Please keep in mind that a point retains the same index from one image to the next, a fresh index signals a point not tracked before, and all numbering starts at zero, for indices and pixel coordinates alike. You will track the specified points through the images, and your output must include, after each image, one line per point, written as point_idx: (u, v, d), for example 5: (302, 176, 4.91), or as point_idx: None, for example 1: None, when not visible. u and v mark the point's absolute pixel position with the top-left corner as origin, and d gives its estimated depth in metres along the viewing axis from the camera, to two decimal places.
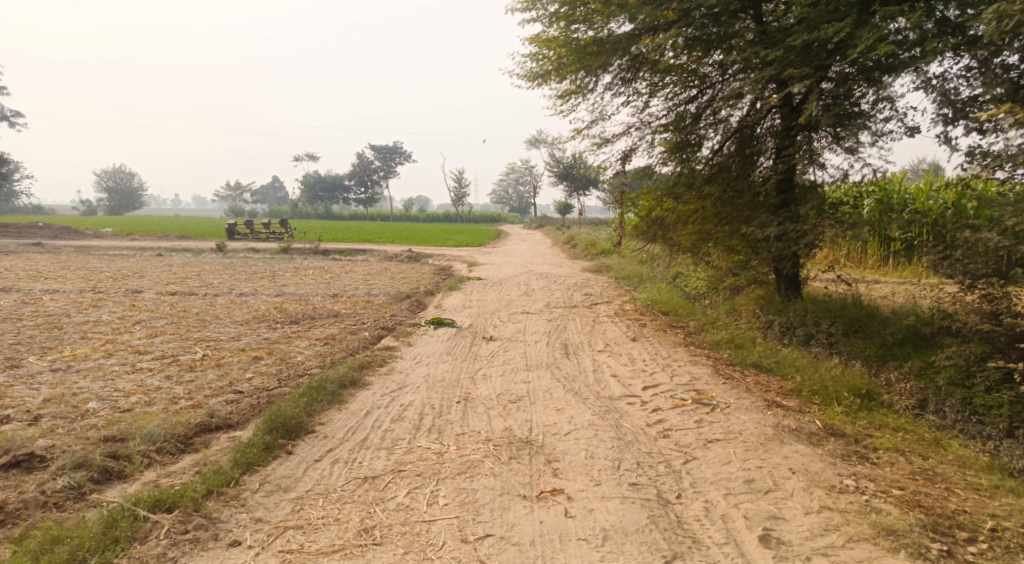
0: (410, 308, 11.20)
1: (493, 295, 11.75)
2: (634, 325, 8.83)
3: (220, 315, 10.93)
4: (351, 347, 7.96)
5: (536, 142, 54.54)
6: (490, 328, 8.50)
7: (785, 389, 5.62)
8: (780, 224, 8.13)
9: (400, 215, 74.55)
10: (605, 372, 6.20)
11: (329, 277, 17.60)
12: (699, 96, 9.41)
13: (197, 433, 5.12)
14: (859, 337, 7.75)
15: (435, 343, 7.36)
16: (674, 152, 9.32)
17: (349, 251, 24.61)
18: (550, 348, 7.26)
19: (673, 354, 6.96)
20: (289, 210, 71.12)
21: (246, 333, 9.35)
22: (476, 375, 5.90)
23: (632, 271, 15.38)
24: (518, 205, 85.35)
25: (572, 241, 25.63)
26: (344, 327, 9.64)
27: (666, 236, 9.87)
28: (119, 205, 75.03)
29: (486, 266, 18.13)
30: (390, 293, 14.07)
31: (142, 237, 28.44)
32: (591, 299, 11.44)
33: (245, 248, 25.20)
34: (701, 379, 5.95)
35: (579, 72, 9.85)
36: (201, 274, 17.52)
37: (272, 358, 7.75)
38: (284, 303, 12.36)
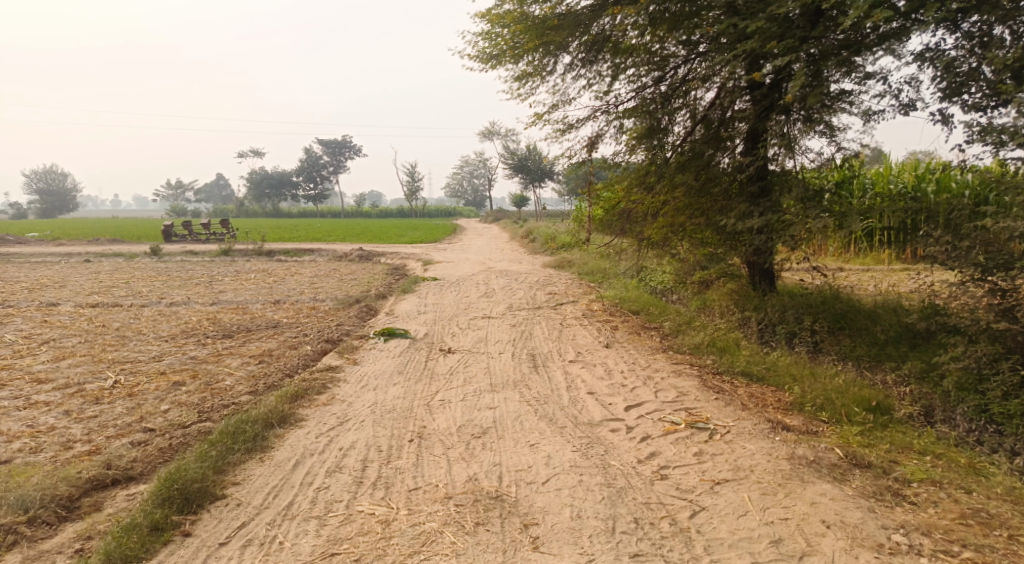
0: (359, 315, 10.23)
1: (450, 298, 10.86)
2: (606, 328, 8.12)
3: (143, 330, 9.72)
4: (290, 367, 6.98)
5: (490, 135, 53.61)
6: (448, 337, 7.65)
7: (783, 403, 4.98)
8: (761, 215, 7.51)
9: (352, 211, 72.52)
10: (580, 390, 5.44)
11: (273, 280, 16.36)
12: (664, 79, 8.76)
13: (86, 493, 4.13)
14: (845, 334, 7.23)
15: (385, 360, 6.48)
16: (641, 139, 8.60)
17: (295, 251, 23.25)
18: (516, 361, 6.47)
19: (652, 362, 6.25)
20: (235, 208, 68.22)
21: (170, 351, 8.24)
22: (432, 400, 5.05)
23: (596, 266, 14.73)
24: (474, 199, 84.32)
25: (530, 235, 24.92)
26: (284, 340, 8.62)
27: (635, 230, 9.18)
28: (49, 207, 70.66)
29: (443, 264, 17.22)
30: (338, 297, 13.00)
31: (69, 241, 26.31)
32: (555, 299, 10.70)
33: (183, 251, 23.53)
34: (689, 393, 5.26)
35: (536, 52, 9.05)
36: (129, 282, 16.01)
37: (197, 382, 6.71)
38: (219, 314, 11.18)
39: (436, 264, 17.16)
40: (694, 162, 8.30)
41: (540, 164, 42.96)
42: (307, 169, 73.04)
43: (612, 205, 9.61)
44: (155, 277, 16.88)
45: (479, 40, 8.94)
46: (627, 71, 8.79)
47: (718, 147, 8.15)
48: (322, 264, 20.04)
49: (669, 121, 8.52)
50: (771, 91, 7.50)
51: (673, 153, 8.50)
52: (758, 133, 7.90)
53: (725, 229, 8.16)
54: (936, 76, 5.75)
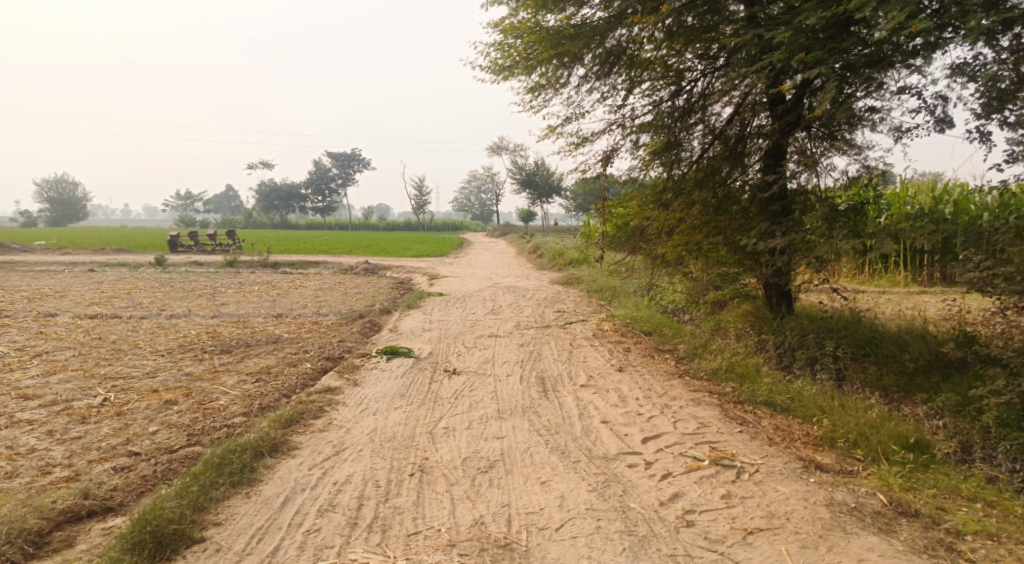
0: (362, 331, 9.94)
1: (456, 314, 10.56)
2: (618, 349, 7.79)
3: (140, 344, 9.45)
4: (287, 386, 6.68)
5: (498, 150, 53.64)
6: (453, 357, 7.34)
7: (813, 437, 4.62)
8: (783, 235, 7.17)
9: (359, 224, 72.55)
10: (593, 418, 5.12)
11: (276, 293, 16.11)
12: (681, 94, 8.53)
13: (59, 525, 3.83)
14: (870, 361, 6.86)
15: (387, 381, 6.16)
16: (657, 154, 8.34)
17: (301, 263, 23.04)
18: (525, 384, 6.14)
19: (669, 388, 5.91)
20: (243, 219, 68.37)
21: (165, 366, 7.97)
22: (436, 428, 4.73)
23: (605, 283, 14.42)
24: (481, 213, 84.41)
25: (538, 250, 24.65)
26: (284, 357, 8.32)
27: (649, 247, 8.87)
28: (59, 215, 71.05)
29: (449, 279, 16.95)
30: (342, 312, 12.72)
31: (74, 250, 26.21)
32: (564, 318, 10.39)
33: (188, 262, 23.37)
34: (711, 424, 4.91)
35: (549, 64, 8.82)
36: (131, 292, 15.79)
37: (190, 401, 6.42)
38: (219, 327, 10.91)
39: (442, 279, 16.89)
40: (713, 178, 8.03)
41: (547, 180, 42.86)
42: (315, 182, 73.25)
43: (625, 223, 9.31)
44: (157, 288, 16.67)
45: (491, 50, 8.70)
46: (642, 86, 8.57)
47: (738, 163, 7.90)
48: (327, 277, 19.80)
49: (687, 136, 8.28)
50: (793, 107, 7.24)
51: (690, 169, 8.24)
52: (778, 150, 7.62)
53: (744, 248, 7.86)
54: (975, 90, 5.45)
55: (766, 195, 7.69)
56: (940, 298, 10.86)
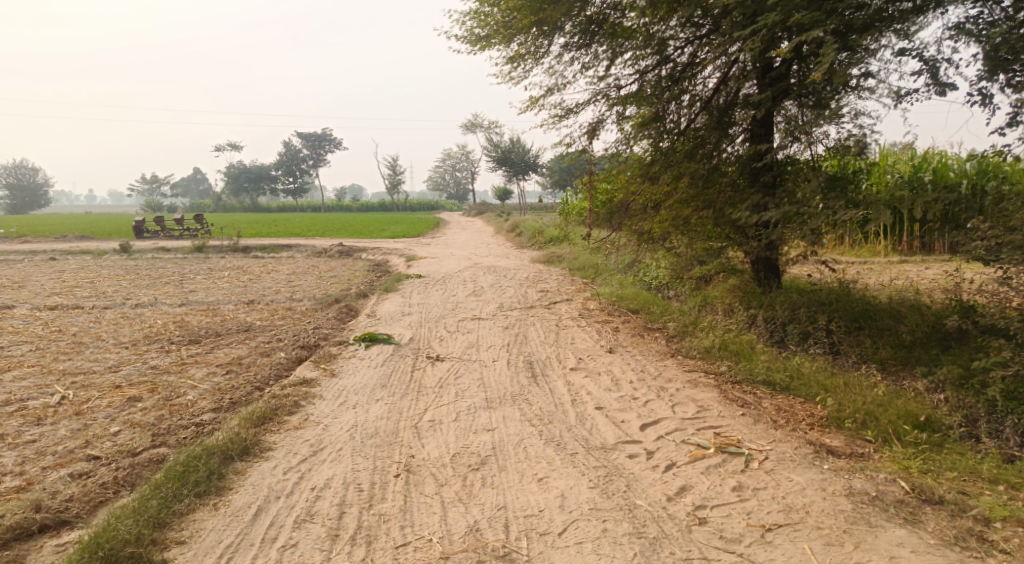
0: (339, 317, 9.54)
1: (436, 296, 10.22)
2: (607, 329, 7.54)
3: (102, 335, 8.94)
4: (261, 378, 6.31)
5: (472, 127, 52.86)
6: (436, 342, 7.02)
7: (818, 418, 4.41)
8: (777, 207, 6.90)
9: (333, 205, 71.28)
10: (587, 405, 4.85)
11: (247, 279, 15.55)
12: (663, 63, 8.21)
13: (7, 543, 3.46)
14: (865, 335, 6.71)
15: (367, 371, 5.82)
16: (642, 125, 7.98)
17: (273, 247, 22.40)
18: (513, 369, 5.84)
19: (663, 370, 5.67)
20: (212, 203, 66.62)
21: (129, 359, 7.51)
22: (421, 421, 4.41)
23: (587, 261, 14.16)
24: (456, 192, 83.57)
25: (516, 228, 24.32)
26: (256, 346, 7.91)
27: (634, 223, 8.56)
28: (18, 202, 68.55)
29: (427, 260, 16.55)
30: (317, 297, 12.28)
31: (34, 238, 25.14)
32: (548, 297, 10.10)
33: (154, 248, 22.54)
34: (711, 407, 4.68)
35: (528, 33, 8.40)
36: (94, 281, 15.10)
37: (155, 397, 6.02)
38: (187, 316, 10.41)
39: (420, 260, 16.49)
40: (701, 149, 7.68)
41: (523, 157, 42.39)
42: (286, 163, 71.59)
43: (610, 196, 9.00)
44: (122, 277, 15.99)
45: (467, 18, 8.27)
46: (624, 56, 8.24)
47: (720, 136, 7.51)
48: (301, 260, 19.25)
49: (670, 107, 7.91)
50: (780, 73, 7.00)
51: (677, 140, 7.87)
52: (767, 119, 7.37)
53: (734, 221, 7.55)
54: (979, 49, 5.22)
55: (757, 165, 7.39)
56: (923, 268, 10.83)
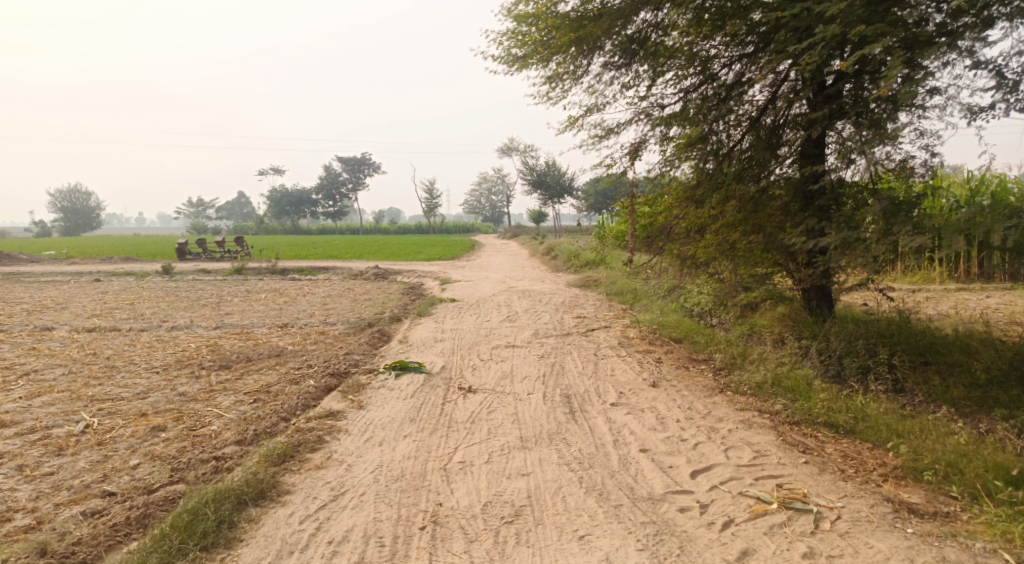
0: (370, 342, 9.35)
1: (469, 322, 9.96)
2: (648, 359, 7.14)
3: (135, 359, 8.91)
4: (287, 408, 6.10)
5: (508, 151, 53.17)
6: (468, 372, 6.72)
7: (893, 467, 3.94)
8: (837, 231, 6.40)
9: (370, 228, 72.29)
10: (630, 447, 4.48)
11: (283, 301, 15.58)
12: (707, 81, 7.92)
13: None
14: (933, 370, 6.17)
15: (396, 403, 5.54)
16: (686, 146, 7.64)
17: (310, 269, 22.57)
18: (549, 403, 5.50)
19: (712, 407, 5.25)
20: (254, 226, 68.24)
21: (159, 385, 7.42)
22: (451, 462, 4.11)
23: (625, 286, 13.76)
24: (492, 215, 84.15)
25: (551, 252, 24.07)
26: (285, 373, 7.73)
27: (678, 248, 8.19)
28: (73, 225, 71.52)
29: (460, 283, 16.36)
30: (350, 320, 12.15)
31: (82, 260, 25.92)
32: (585, 324, 9.74)
33: (195, 270, 22.95)
34: (769, 452, 4.25)
35: (566, 52, 8.19)
36: (134, 303, 15.31)
37: (180, 426, 5.85)
38: (220, 340, 10.35)
39: (454, 284, 16.32)
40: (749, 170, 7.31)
41: (558, 180, 42.30)
42: (326, 186, 73.05)
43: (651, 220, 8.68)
44: (162, 299, 16.20)
45: (505, 38, 8.10)
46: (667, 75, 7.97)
47: (769, 157, 7.13)
48: (336, 283, 19.29)
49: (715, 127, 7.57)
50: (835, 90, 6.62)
51: (724, 161, 7.50)
52: (820, 139, 6.97)
53: (785, 246, 7.12)
54: None
55: (810, 187, 6.97)
56: (985, 297, 10.14)
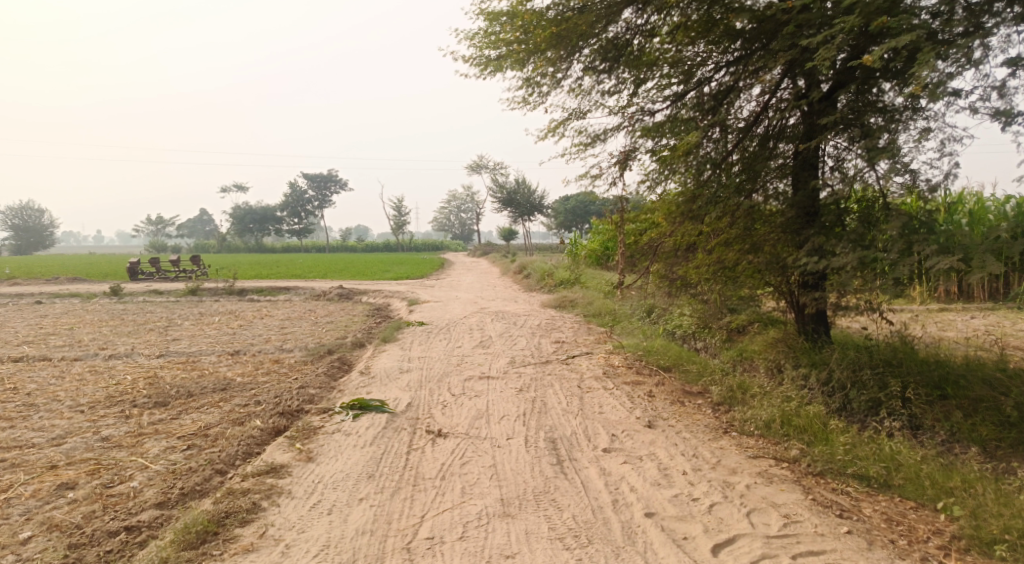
0: (329, 373, 8.46)
1: (439, 349, 9.14)
2: (639, 392, 6.46)
3: (57, 395, 7.83)
4: (226, 459, 5.22)
5: (478, 169, 52.76)
6: (437, 410, 5.94)
7: (953, 535, 3.45)
8: (847, 249, 5.76)
9: (337, 246, 70.73)
10: (633, 509, 3.76)
11: (237, 325, 14.50)
12: (692, 90, 7.37)
13: None
14: (951, 406, 5.80)
15: (353, 452, 4.73)
16: (674, 157, 7.05)
17: (270, 290, 21.41)
18: (533, 450, 4.76)
19: (720, 454, 4.59)
20: (216, 243, 66.05)
21: (79, 427, 6.41)
22: (417, 539, 3.37)
23: (601, 307, 13.15)
24: (462, 232, 83.59)
25: (522, 270, 23.44)
26: (230, 412, 6.82)
27: (669, 267, 7.59)
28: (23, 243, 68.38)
29: (429, 304, 15.56)
30: (309, 346, 11.20)
31: (23, 280, 24.21)
32: (564, 349, 9.05)
33: (145, 291, 21.57)
34: (800, 517, 3.65)
35: (544, 55, 7.54)
36: (72, 328, 14.02)
37: (93, 482, 4.91)
38: (160, 371, 9.31)
39: (422, 305, 15.51)
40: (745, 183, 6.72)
41: (529, 198, 41.85)
42: (291, 203, 71.39)
43: (637, 237, 8.09)
44: (105, 323, 14.93)
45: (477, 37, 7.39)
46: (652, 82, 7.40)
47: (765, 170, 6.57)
48: (297, 304, 18.22)
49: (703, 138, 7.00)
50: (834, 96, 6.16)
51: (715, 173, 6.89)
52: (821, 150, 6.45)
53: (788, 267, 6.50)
54: None
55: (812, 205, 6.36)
56: (973, 318, 9.84)
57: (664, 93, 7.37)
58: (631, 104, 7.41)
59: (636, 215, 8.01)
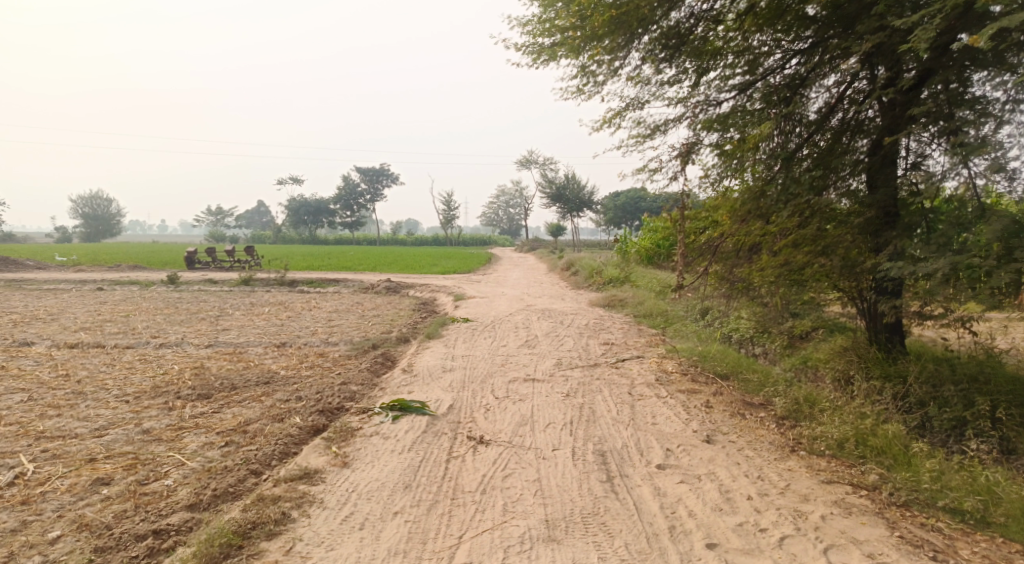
0: (371, 370, 8.32)
1: (483, 347, 8.88)
2: (695, 403, 6.03)
3: (107, 384, 7.93)
4: (261, 459, 5.08)
5: (528, 164, 52.44)
6: (480, 414, 5.66)
7: None
8: (937, 254, 5.18)
9: (386, 239, 71.66)
10: (692, 539, 3.39)
11: (286, 317, 14.62)
12: (758, 82, 6.88)
13: None
14: None
15: (391, 458, 4.50)
16: (739, 152, 6.58)
17: (319, 282, 21.64)
18: (580, 464, 4.42)
19: (788, 477, 4.15)
20: (271, 235, 67.84)
21: (123, 418, 6.42)
22: None
23: (653, 306, 12.66)
24: (509, 226, 83.77)
25: (570, 266, 23.04)
26: (270, 407, 6.72)
27: (730, 268, 7.12)
28: (93, 232, 71.94)
29: (476, 300, 15.36)
30: (353, 341, 11.13)
31: (89, 268, 25.26)
32: (613, 351, 8.66)
33: (201, 281, 22.15)
34: (887, 556, 3.22)
35: (599, 44, 7.16)
36: (129, 316, 14.42)
37: (129, 478, 4.84)
38: (207, 362, 9.37)
39: (469, 300, 15.32)
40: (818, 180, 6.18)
41: (578, 194, 41.26)
42: (343, 197, 72.66)
43: (696, 237, 7.63)
44: (160, 312, 15.32)
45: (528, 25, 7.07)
46: (715, 73, 6.95)
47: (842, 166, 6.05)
48: (345, 296, 18.33)
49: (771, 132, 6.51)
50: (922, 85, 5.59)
51: (785, 169, 6.38)
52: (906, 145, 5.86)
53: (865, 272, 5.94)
54: None
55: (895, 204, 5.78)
56: None
57: (728, 85, 6.92)
58: (692, 96, 6.97)
59: (695, 215, 7.55)
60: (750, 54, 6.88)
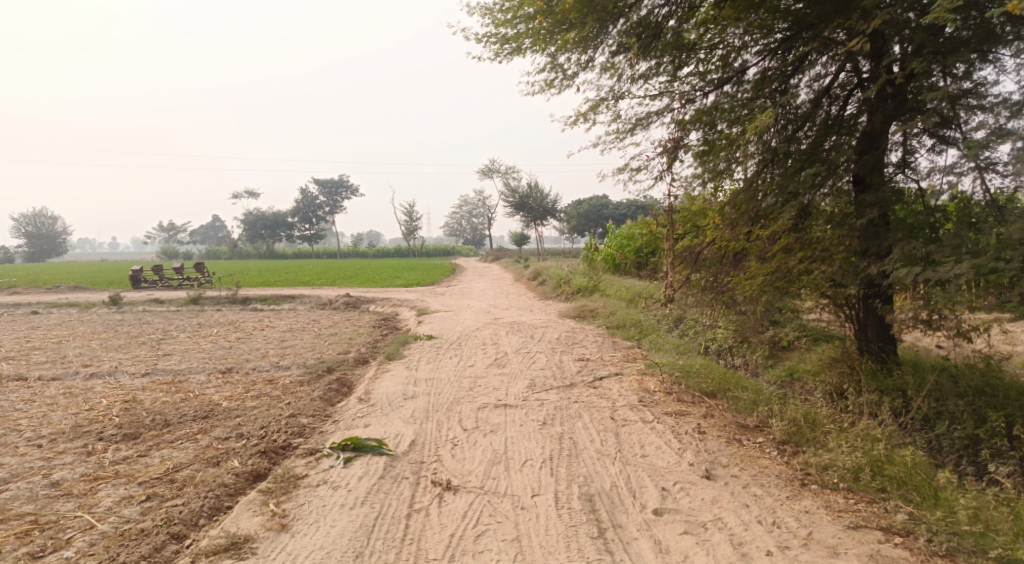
0: (325, 398, 7.52)
1: (448, 368, 8.18)
2: (684, 427, 5.46)
3: (17, 424, 6.94)
4: (187, 519, 4.30)
5: (489, 174, 51.91)
6: (447, 452, 4.97)
7: None
8: (949, 259, 4.74)
9: (347, 251, 70.12)
10: None
11: (235, 338, 13.63)
12: (732, 79, 6.45)
13: None
14: None
15: (341, 516, 3.78)
16: (719, 153, 6.11)
17: (275, 299, 20.57)
18: (567, 514, 3.78)
19: (807, 526, 3.59)
20: (227, 250, 65.58)
21: (28, 467, 5.51)
22: None
23: (625, 317, 12.14)
24: (473, 237, 83.28)
25: (537, 276, 22.51)
26: (205, 448, 5.89)
27: (715, 275, 6.62)
28: (36, 251, 68.52)
29: (440, 314, 14.62)
30: (307, 363, 10.27)
31: (23, 290, 23.61)
32: (589, 369, 8.07)
33: (146, 301, 20.81)
34: None
35: (567, 38, 6.60)
36: (60, 342, 13.22)
37: (21, 550, 3.99)
38: (140, 394, 8.41)
39: (432, 314, 14.58)
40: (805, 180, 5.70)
41: (541, 202, 40.84)
42: (302, 209, 70.89)
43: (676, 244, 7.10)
44: (97, 337, 14.14)
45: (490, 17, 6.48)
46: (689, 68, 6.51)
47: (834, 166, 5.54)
48: (301, 314, 17.37)
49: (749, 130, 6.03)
50: (914, 75, 5.22)
51: (771, 168, 5.88)
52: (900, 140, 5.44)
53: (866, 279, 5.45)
54: None
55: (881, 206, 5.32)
56: None
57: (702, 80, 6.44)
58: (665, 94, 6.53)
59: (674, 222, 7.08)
60: (722, 50, 6.48)
